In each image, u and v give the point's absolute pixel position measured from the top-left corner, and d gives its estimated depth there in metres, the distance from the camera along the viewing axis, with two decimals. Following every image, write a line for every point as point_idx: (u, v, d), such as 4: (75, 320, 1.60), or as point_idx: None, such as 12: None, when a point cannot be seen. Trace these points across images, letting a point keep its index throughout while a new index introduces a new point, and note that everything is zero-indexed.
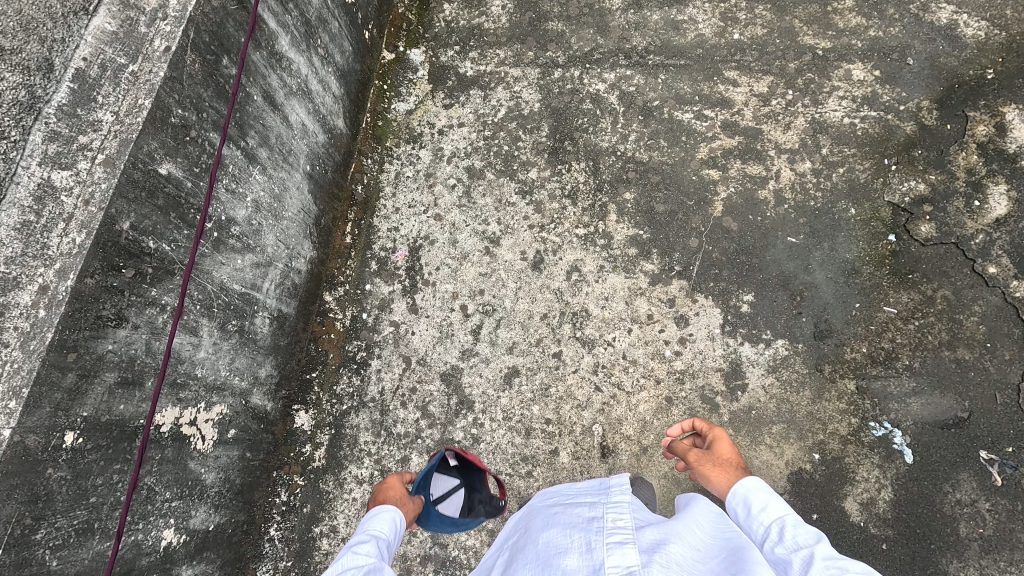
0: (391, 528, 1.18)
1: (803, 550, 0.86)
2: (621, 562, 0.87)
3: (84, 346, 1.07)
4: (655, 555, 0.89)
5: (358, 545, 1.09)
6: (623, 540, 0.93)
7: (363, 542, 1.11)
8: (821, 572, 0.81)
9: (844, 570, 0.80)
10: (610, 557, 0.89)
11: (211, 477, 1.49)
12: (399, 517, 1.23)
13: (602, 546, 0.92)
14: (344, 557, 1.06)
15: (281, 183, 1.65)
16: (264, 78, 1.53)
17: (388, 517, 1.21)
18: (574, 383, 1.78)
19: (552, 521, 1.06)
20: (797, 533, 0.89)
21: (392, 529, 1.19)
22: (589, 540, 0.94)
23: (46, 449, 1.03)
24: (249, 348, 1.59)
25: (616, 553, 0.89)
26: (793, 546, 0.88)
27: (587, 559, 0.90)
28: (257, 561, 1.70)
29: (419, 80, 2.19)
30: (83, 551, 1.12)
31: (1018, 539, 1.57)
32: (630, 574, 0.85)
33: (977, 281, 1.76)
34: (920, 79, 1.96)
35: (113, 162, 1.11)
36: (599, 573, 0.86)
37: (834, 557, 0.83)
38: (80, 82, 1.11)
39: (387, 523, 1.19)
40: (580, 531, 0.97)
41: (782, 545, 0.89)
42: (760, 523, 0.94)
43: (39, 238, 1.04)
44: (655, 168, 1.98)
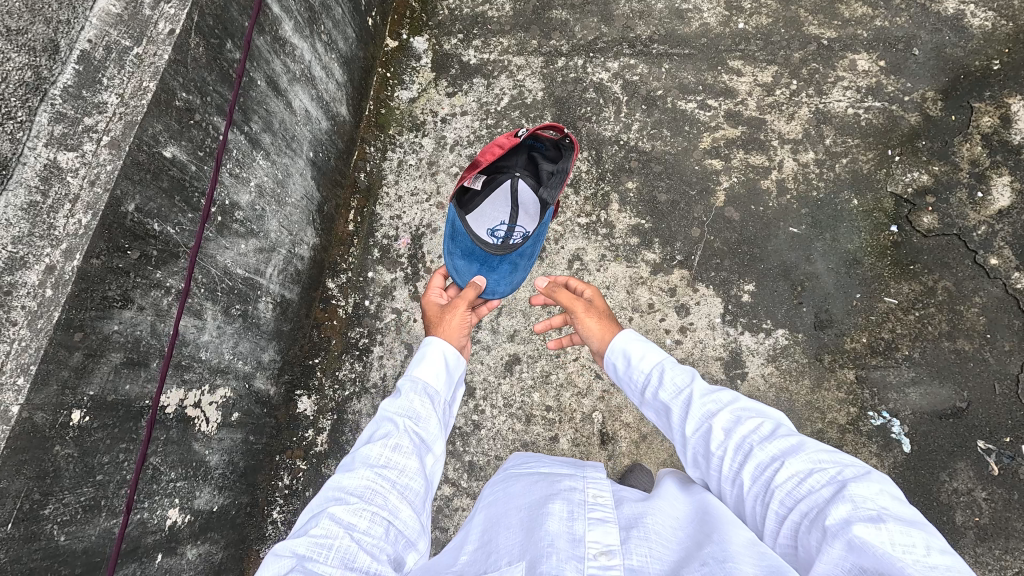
0: (436, 371, 1.18)
1: (684, 398, 1.04)
2: (601, 539, 0.87)
3: (91, 326, 1.09)
4: (634, 531, 0.89)
5: (392, 403, 1.10)
6: (605, 517, 0.92)
7: (404, 393, 1.12)
8: (704, 411, 0.99)
9: (719, 407, 0.98)
10: (590, 532, 0.88)
11: (215, 459, 1.51)
12: (447, 358, 1.22)
13: (584, 519, 0.90)
14: (380, 418, 1.07)
15: (284, 168, 1.66)
16: (267, 63, 1.53)
17: (435, 358, 1.20)
18: (575, 371, 1.79)
19: (530, 485, 1.04)
20: (673, 374, 1.09)
21: (439, 372, 1.18)
22: (572, 511, 0.92)
23: (54, 427, 1.04)
24: (253, 333, 1.60)
25: (597, 530, 0.88)
26: (675, 394, 1.06)
27: (568, 527, 0.88)
28: (259, 543, 1.72)
29: (423, 68, 2.19)
30: (90, 527, 1.14)
31: (1014, 528, 1.58)
32: (610, 552, 0.84)
33: (979, 273, 1.76)
34: (925, 70, 1.95)
35: (118, 144, 1.12)
36: (579, 545, 0.85)
37: (709, 397, 1.01)
38: (86, 64, 1.12)
39: (434, 368, 1.18)
40: (562, 500, 0.95)
41: (664, 389, 1.09)
42: (641, 373, 1.15)
43: (46, 219, 1.04)
44: (658, 158, 1.98)
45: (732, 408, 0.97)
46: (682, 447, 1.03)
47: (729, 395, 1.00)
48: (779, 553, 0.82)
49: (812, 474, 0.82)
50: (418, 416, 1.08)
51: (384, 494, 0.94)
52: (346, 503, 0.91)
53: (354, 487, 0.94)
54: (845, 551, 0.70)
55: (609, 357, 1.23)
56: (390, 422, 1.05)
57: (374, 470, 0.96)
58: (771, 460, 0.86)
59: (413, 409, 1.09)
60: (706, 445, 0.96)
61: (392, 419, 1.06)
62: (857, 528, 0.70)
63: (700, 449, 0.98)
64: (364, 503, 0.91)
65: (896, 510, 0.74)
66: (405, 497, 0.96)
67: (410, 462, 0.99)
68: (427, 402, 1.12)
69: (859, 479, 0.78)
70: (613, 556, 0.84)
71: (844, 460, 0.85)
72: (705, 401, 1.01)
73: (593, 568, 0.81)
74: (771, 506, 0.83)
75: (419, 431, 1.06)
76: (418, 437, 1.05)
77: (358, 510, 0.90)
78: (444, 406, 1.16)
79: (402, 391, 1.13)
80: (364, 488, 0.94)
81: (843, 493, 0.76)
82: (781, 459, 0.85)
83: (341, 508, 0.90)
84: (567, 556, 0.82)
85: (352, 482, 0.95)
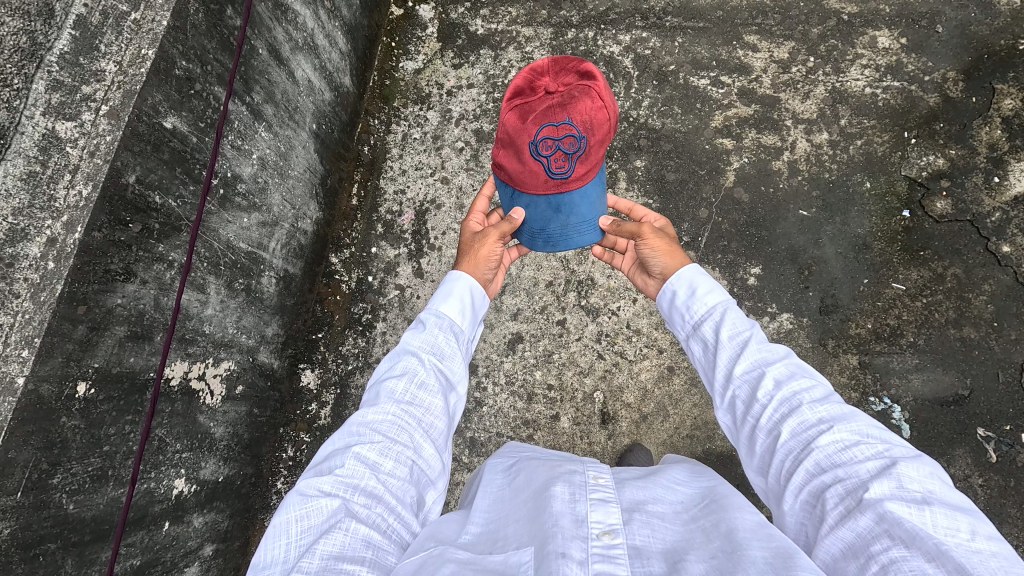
0: (461, 308, 1.21)
1: (742, 342, 1.03)
2: (604, 519, 0.88)
3: (94, 299, 1.08)
4: (638, 513, 0.90)
5: (418, 336, 1.13)
6: (607, 499, 0.92)
7: (429, 326, 1.15)
8: (759, 358, 1.00)
9: (775, 358, 0.99)
10: (593, 512, 0.89)
11: (220, 431, 1.52)
12: (472, 297, 1.24)
13: (586, 500, 0.91)
14: (404, 351, 1.11)
15: (287, 141, 1.63)
16: (269, 31, 1.49)
17: (459, 296, 1.22)
18: (578, 350, 1.79)
19: (533, 469, 1.04)
20: (734, 318, 1.08)
21: (462, 310, 1.21)
22: (574, 494, 0.93)
23: (60, 399, 1.05)
24: (256, 307, 1.60)
25: (600, 510, 0.89)
26: (731, 335, 1.05)
27: (571, 509, 0.89)
28: (264, 512, 1.75)
29: (428, 38, 2.12)
30: (98, 496, 1.16)
31: (1008, 514, 1.59)
32: (614, 532, 0.85)
33: (990, 260, 1.73)
34: (948, 48, 1.88)
35: (118, 114, 1.09)
36: (583, 525, 0.86)
37: (767, 349, 1.01)
38: (82, 29, 1.06)
39: (457, 306, 1.21)
40: (564, 482, 0.96)
41: (719, 327, 1.08)
42: (703, 306, 1.13)
43: (46, 190, 1.02)
44: (668, 136, 1.94)
45: (789, 363, 0.97)
46: (721, 389, 1.03)
47: (787, 352, 1.00)
48: (798, 508, 0.85)
49: (858, 444, 0.83)
50: (442, 353, 1.12)
51: (408, 431, 0.99)
52: (375, 443, 0.95)
53: (379, 423, 0.98)
54: (875, 521, 0.73)
55: (669, 288, 1.21)
56: (414, 356, 1.09)
57: (400, 406, 1.01)
58: (820, 421, 0.87)
59: (437, 345, 1.13)
60: (750, 391, 0.97)
61: (416, 354, 1.10)
62: (893, 505, 0.73)
63: (741, 396, 0.99)
64: (392, 446, 0.96)
65: (944, 494, 0.75)
66: (427, 435, 1.02)
67: (436, 401, 1.05)
68: (451, 335, 1.15)
69: (910, 460, 0.80)
70: (617, 536, 0.85)
71: (892, 440, 0.85)
72: (761, 350, 1.01)
73: (597, 550, 0.82)
74: (804, 463, 0.85)
75: (444, 370, 1.10)
76: (442, 375, 1.09)
77: (385, 451, 0.95)
78: (467, 343, 1.20)
79: (427, 324, 1.15)
80: (389, 428, 0.98)
81: (891, 470, 0.78)
82: (830, 424, 0.86)
83: (366, 447, 0.94)
84: (571, 536, 0.84)
85: (380, 419, 0.99)
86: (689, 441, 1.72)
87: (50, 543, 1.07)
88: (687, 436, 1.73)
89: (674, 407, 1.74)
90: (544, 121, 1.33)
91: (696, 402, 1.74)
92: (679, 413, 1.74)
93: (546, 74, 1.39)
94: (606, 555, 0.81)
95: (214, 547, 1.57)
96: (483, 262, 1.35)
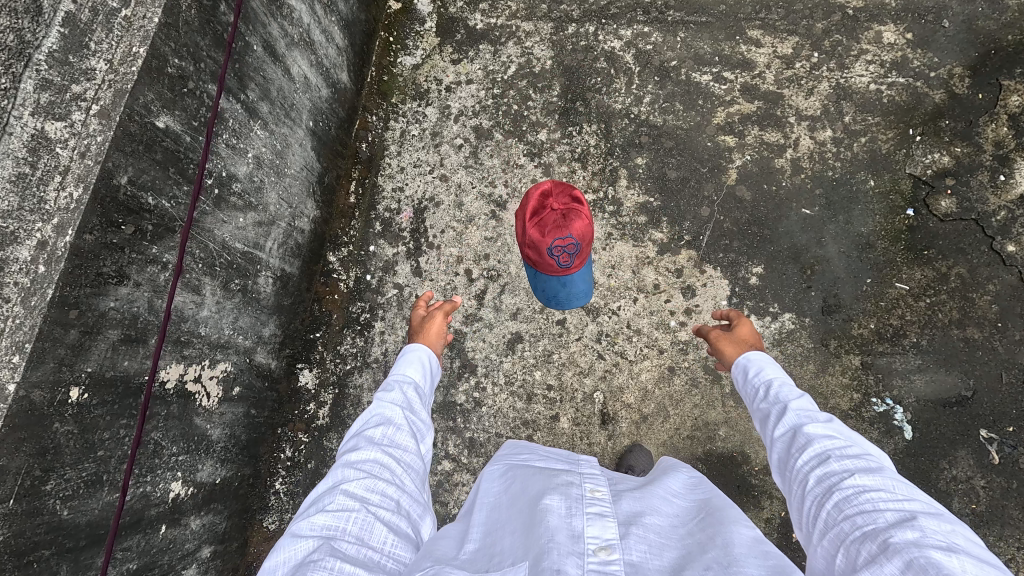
0: (422, 371, 1.26)
1: (781, 406, 1.04)
2: (600, 534, 0.86)
3: (87, 303, 1.07)
4: (634, 527, 0.89)
5: (387, 392, 1.15)
6: (603, 513, 0.91)
7: (395, 385, 1.18)
8: (796, 416, 1.00)
9: (812, 418, 0.99)
10: (589, 527, 0.88)
11: (217, 433, 1.51)
12: (426, 360, 1.31)
13: (583, 515, 0.90)
14: (376, 403, 1.12)
15: (283, 139, 1.61)
16: (264, 27, 1.46)
17: (417, 361, 1.28)
18: (577, 350, 1.78)
19: (529, 480, 1.03)
20: (785, 386, 1.09)
21: (422, 373, 1.26)
22: (570, 508, 0.92)
23: (52, 405, 1.04)
24: (253, 308, 1.59)
25: (596, 525, 0.88)
26: (777, 398, 1.07)
27: (567, 524, 0.88)
28: (262, 513, 1.74)
29: (427, 32, 2.09)
30: (93, 501, 1.15)
31: (1010, 516, 1.58)
32: (610, 547, 0.84)
33: (995, 260, 1.71)
34: (954, 44, 1.85)
35: (109, 114, 1.08)
36: (579, 541, 0.85)
37: (807, 410, 1.01)
38: (71, 27, 1.03)
39: (417, 368, 1.26)
40: (559, 496, 0.95)
41: (768, 394, 1.10)
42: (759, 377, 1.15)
43: (36, 192, 0.99)
44: (669, 133, 1.91)
45: (825, 422, 0.96)
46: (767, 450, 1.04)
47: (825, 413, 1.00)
48: (821, 555, 0.81)
49: (879, 493, 0.80)
50: (412, 404, 1.15)
51: (391, 469, 0.98)
52: (361, 479, 0.94)
53: (362, 463, 0.97)
54: (892, 565, 0.69)
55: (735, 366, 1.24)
56: (387, 406, 1.11)
57: (380, 447, 1.01)
58: (846, 471, 0.86)
59: (406, 398, 1.15)
60: (787, 448, 0.98)
61: (389, 404, 1.12)
62: (911, 548, 0.69)
63: (781, 457, 0.99)
64: (379, 482, 0.94)
65: (971, 549, 0.70)
66: (408, 474, 1.01)
67: (412, 443, 1.06)
68: (416, 394, 1.19)
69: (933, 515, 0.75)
70: (613, 551, 0.83)
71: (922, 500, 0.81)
72: (800, 410, 1.02)
73: (593, 565, 0.80)
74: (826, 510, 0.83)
75: (415, 418, 1.12)
76: (414, 422, 1.11)
77: (372, 484, 0.93)
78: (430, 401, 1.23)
79: (393, 384, 1.19)
80: (376, 466, 0.97)
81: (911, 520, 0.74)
82: (854, 472, 0.86)
83: (352, 484, 0.92)
84: (567, 551, 0.82)
85: (363, 459, 0.98)
86: (689, 442, 1.71)
87: (45, 550, 1.06)
88: (687, 437, 1.71)
89: (675, 408, 1.73)
90: (554, 234, 1.49)
91: (697, 402, 1.73)
92: (679, 414, 1.73)
93: (550, 195, 1.53)
94: (603, 569, 0.80)
95: (212, 548, 1.56)
96: (435, 338, 1.43)
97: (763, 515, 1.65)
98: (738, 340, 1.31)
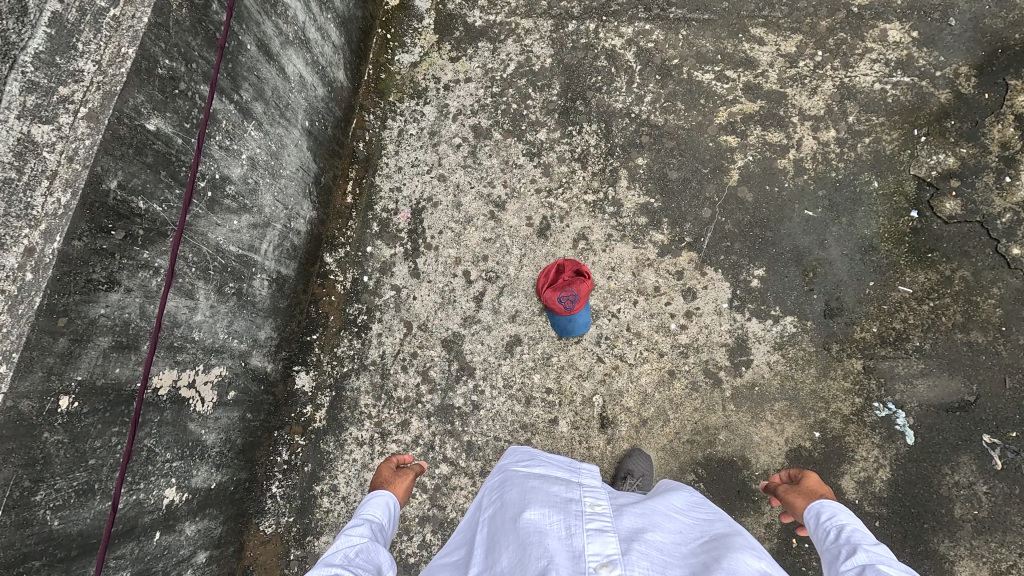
0: (385, 511, 1.22)
1: (852, 544, 1.02)
2: (601, 550, 0.85)
3: (75, 310, 1.06)
4: (636, 543, 0.88)
5: (352, 527, 1.13)
6: (603, 528, 0.90)
7: (364, 519, 1.17)
8: (867, 557, 0.97)
9: (883, 559, 0.96)
10: (589, 544, 0.86)
11: (212, 438, 1.50)
12: (393, 503, 1.28)
13: (582, 533, 0.89)
14: (345, 532, 1.11)
15: (278, 139, 1.58)
16: (258, 25, 1.43)
17: (381, 501, 1.25)
18: (577, 353, 1.76)
19: (529, 493, 1.02)
20: (854, 527, 1.06)
21: (386, 512, 1.23)
22: (569, 527, 0.91)
23: (41, 414, 1.03)
24: (248, 311, 1.57)
25: (597, 542, 0.87)
26: (845, 536, 1.05)
27: (567, 545, 0.87)
28: (258, 517, 1.73)
29: (425, 30, 2.06)
30: (84, 510, 1.14)
31: (1013, 522, 1.57)
32: (611, 563, 0.83)
33: (999, 263, 1.69)
34: (960, 42, 1.82)
35: (97, 117, 1.06)
36: (579, 560, 0.84)
37: (881, 553, 0.97)
38: (57, 27, 1.03)
39: (381, 507, 1.23)
40: (559, 513, 0.94)
41: (835, 538, 1.07)
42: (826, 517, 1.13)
43: (23, 197, 1.00)
44: (670, 132, 1.88)
45: (898, 563, 0.94)
46: None
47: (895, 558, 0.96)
48: None
49: None
50: (377, 539, 1.13)
51: None
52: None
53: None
54: None
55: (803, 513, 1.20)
56: (354, 535, 1.09)
57: (342, 567, 0.99)
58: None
59: (373, 532, 1.14)
60: None
61: (355, 533, 1.10)
62: None
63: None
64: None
65: None
66: None
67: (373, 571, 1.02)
68: (379, 534, 1.16)
69: None
70: (614, 566, 0.82)
71: None
72: (870, 550, 0.99)
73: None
74: None
75: (381, 551, 1.09)
76: (379, 553, 1.08)
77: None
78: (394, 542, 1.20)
79: (363, 518, 1.17)
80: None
81: None
82: None
83: None
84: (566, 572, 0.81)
85: (326, 574, 0.96)
86: (690, 446, 1.70)
87: (35, 560, 1.05)
88: (687, 441, 1.70)
89: (675, 411, 1.71)
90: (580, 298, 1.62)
91: (697, 406, 1.71)
92: (679, 418, 1.71)
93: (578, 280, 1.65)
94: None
95: (207, 553, 1.55)
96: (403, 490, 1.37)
97: (763, 520, 1.64)
98: (808, 491, 1.28)
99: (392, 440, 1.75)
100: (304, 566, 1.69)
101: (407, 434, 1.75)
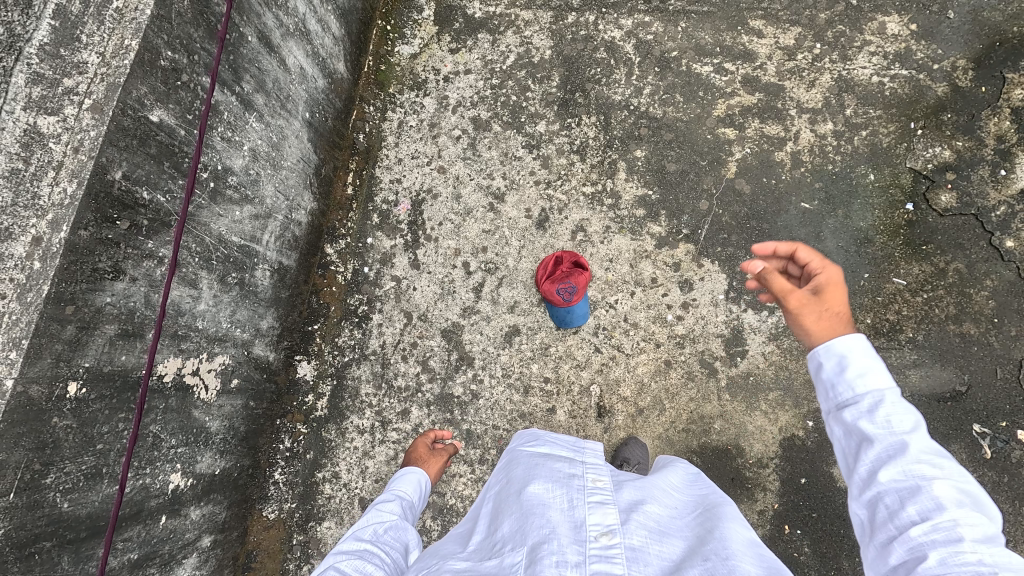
0: (415, 489, 1.27)
1: (895, 436, 0.74)
2: (601, 521, 0.89)
3: (82, 299, 1.08)
4: (634, 514, 0.91)
5: (383, 503, 1.17)
6: (604, 500, 0.94)
7: (391, 496, 1.21)
8: (913, 471, 0.71)
9: (936, 476, 0.70)
10: (591, 516, 0.90)
11: (216, 425, 1.52)
12: (421, 481, 1.32)
13: (584, 505, 0.92)
14: (372, 508, 1.15)
15: (279, 131, 1.60)
16: (258, 17, 1.44)
17: (412, 479, 1.30)
18: (575, 344, 1.78)
19: (534, 468, 1.05)
20: (895, 409, 0.75)
21: (416, 490, 1.27)
22: (572, 499, 0.94)
23: (50, 399, 1.06)
24: (251, 301, 1.59)
25: (598, 513, 0.91)
26: (884, 422, 0.75)
27: (570, 515, 0.91)
28: (262, 503, 1.76)
29: (425, 20, 2.06)
30: (93, 493, 1.17)
31: (1000, 509, 1.60)
32: (611, 533, 0.87)
33: (992, 255, 1.71)
34: (959, 35, 1.83)
35: (101, 108, 1.08)
36: (580, 531, 0.87)
37: (931, 454, 0.72)
38: (62, 19, 1.05)
39: (412, 485, 1.28)
40: (562, 487, 0.97)
41: (868, 417, 0.76)
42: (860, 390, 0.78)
43: (29, 188, 1.03)
44: (669, 125, 1.90)
45: (956, 488, 0.70)
46: (851, 484, 0.77)
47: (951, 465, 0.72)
48: None
49: None
50: (405, 515, 1.17)
51: (381, 558, 0.99)
52: (352, 559, 0.96)
53: (353, 550, 1.00)
54: None
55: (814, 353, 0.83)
56: (383, 511, 1.14)
57: (370, 541, 1.03)
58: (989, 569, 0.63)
59: (401, 509, 1.17)
60: (897, 516, 0.70)
61: (383, 509, 1.15)
62: None
63: (882, 514, 0.72)
64: (369, 564, 0.96)
65: None
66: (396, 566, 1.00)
67: (401, 545, 1.06)
68: (409, 511, 1.20)
69: None
70: (615, 536, 0.86)
71: None
72: (919, 460, 0.72)
73: (594, 552, 0.83)
74: None
75: (409, 527, 1.13)
76: (405, 527, 1.12)
77: (362, 564, 0.95)
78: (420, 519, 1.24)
79: (389, 496, 1.22)
80: (364, 552, 0.99)
81: None
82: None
83: (343, 563, 0.95)
84: (568, 543, 0.85)
85: (355, 548, 1.00)
86: (685, 435, 1.72)
87: (46, 541, 1.08)
88: (682, 430, 1.72)
89: (671, 401, 1.74)
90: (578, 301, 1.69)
91: (693, 396, 1.74)
92: (675, 407, 1.74)
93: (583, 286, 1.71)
94: (604, 556, 0.82)
95: (212, 538, 1.58)
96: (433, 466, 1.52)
97: (757, 507, 1.67)
98: (830, 308, 0.87)
99: (393, 429, 1.77)
100: (306, 551, 1.73)
101: (407, 423, 1.77)
